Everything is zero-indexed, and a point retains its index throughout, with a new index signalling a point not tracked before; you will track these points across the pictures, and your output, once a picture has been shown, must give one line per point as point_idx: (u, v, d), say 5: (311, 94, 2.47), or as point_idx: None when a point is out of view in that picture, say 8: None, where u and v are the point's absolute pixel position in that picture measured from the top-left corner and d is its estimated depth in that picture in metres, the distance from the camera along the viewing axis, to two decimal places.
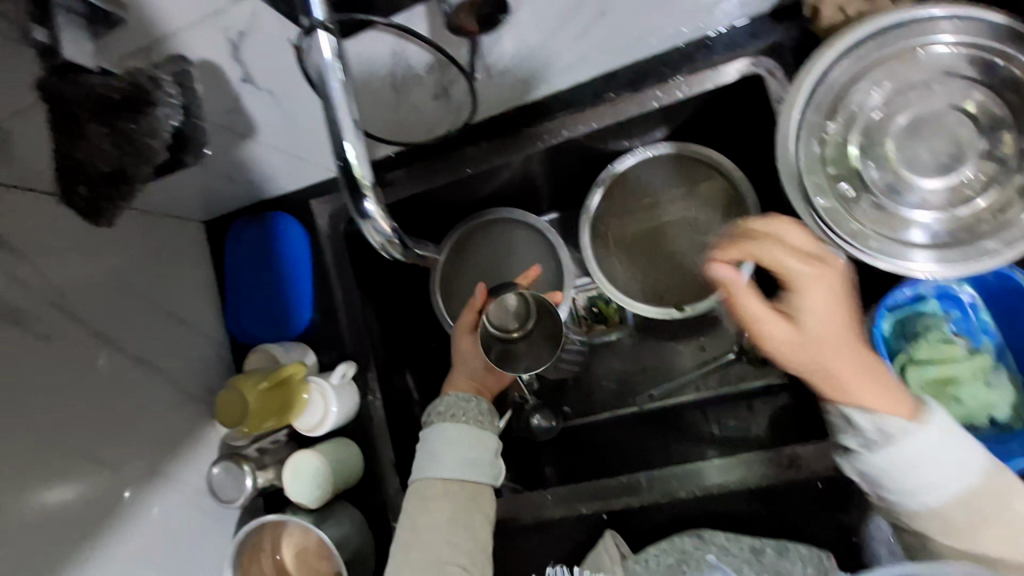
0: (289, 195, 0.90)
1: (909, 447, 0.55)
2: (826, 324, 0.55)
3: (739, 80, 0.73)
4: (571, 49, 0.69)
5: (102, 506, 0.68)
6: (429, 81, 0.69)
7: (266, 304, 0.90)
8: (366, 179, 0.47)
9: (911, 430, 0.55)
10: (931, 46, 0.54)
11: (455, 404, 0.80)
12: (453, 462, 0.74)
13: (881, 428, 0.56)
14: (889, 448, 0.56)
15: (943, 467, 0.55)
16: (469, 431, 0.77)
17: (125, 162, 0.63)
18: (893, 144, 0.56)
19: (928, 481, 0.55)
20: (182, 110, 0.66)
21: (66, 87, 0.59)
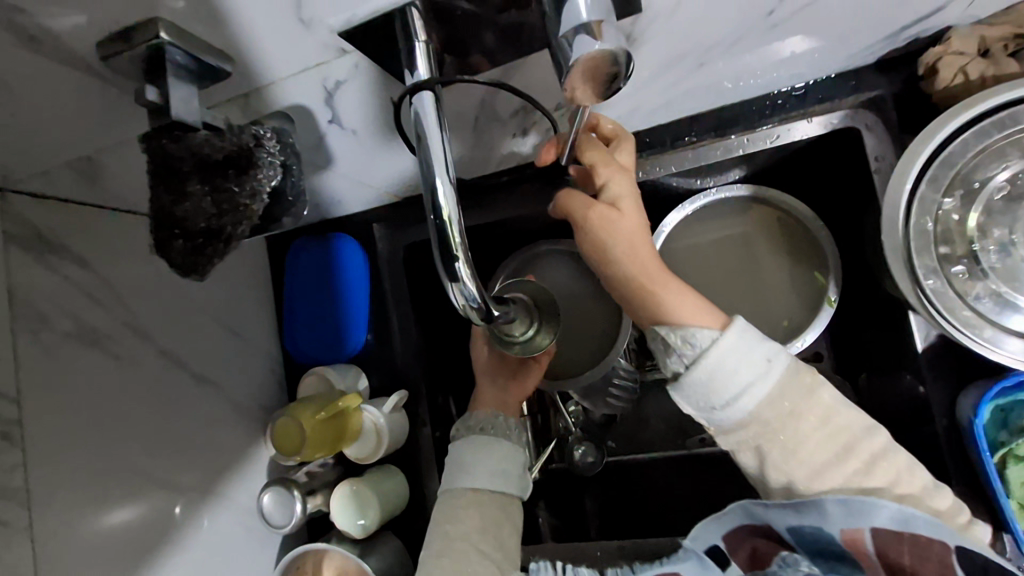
0: (352, 216, 0.89)
1: (756, 388, 0.55)
2: (626, 254, 0.61)
3: (833, 132, 0.69)
4: (661, 96, 0.66)
5: (160, 528, 0.68)
6: (512, 123, 0.66)
7: (321, 324, 0.89)
8: (457, 240, 0.46)
9: (759, 342, 0.57)
10: None
11: (481, 417, 0.74)
12: (480, 473, 0.69)
13: (738, 351, 0.55)
14: (750, 374, 0.55)
15: (740, 368, 0.55)
16: (498, 444, 0.72)
17: (222, 223, 0.56)
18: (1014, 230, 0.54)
19: (821, 421, 0.56)
20: (281, 170, 0.59)
21: (176, 150, 0.50)
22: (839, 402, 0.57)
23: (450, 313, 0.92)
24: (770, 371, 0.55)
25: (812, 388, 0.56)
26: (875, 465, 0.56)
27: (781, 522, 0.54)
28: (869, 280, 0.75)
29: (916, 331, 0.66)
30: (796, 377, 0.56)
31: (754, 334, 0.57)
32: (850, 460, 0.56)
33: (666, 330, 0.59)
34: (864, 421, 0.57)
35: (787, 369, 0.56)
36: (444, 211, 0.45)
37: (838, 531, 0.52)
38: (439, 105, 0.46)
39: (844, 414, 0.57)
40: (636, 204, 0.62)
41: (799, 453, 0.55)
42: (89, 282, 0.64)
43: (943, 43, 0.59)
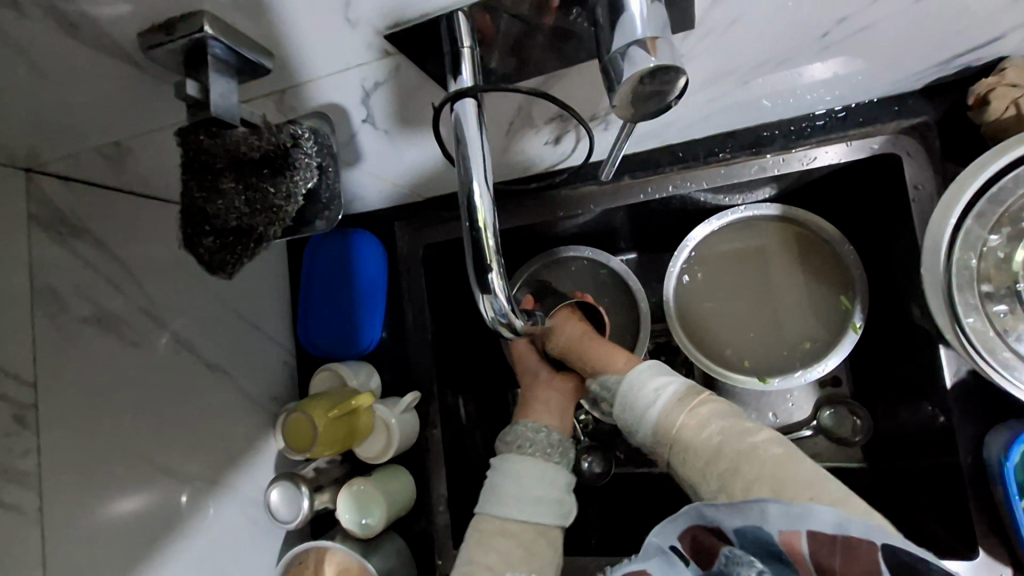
0: (374, 212, 0.89)
1: (653, 408, 0.63)
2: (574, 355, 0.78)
3: (873, 158, 0.67)
4: (698, 110, 0.65)
5: (167, 517, 0.68)
6: (545, 131, 0.65)
7: (336, 317, 0.88)
8: (492, 252, 0.45)
9: (653, 377, 0.66)
10: None
11: (526, 433, 0.75)
12: (520, 497, 0.69)
13: (636, 386, 0.67)
14: (643, 400, 0.65)
15: (643, 395, 0.65)
16: (537, 468, 0.71)
17: (254, 224, 0.54)
18: None
19: (697, 427, 0.60)
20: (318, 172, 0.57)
21: (214, 145, 0.50)
22: (719, 415, 0.61)
23: (465, 314, 0.91)
24: (660, 397, 0.64)
25: (691, 408, 0.62)
26: (746, 460, 0.56)
27: (726, 521, 0.49)
28: (898, 308, 0.74)
29: (945, 366, 0.65)
30: (679, 404, 0.63)
31: (650, 372, 0.67)
32: (730, 467, 0.56)
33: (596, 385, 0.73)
34: (741, 427, 0.59)
35: (676, 396, 0.63)
36: (480, 219, 0.45)
37: (776, 533, 0.46)
38: (480, 112, 0.45)
39: (721, 423, 0.60)
40: None
41: (682, 460, 0.61)
42: (108, 266, 0.63)
43: (997, 74, 0.58)
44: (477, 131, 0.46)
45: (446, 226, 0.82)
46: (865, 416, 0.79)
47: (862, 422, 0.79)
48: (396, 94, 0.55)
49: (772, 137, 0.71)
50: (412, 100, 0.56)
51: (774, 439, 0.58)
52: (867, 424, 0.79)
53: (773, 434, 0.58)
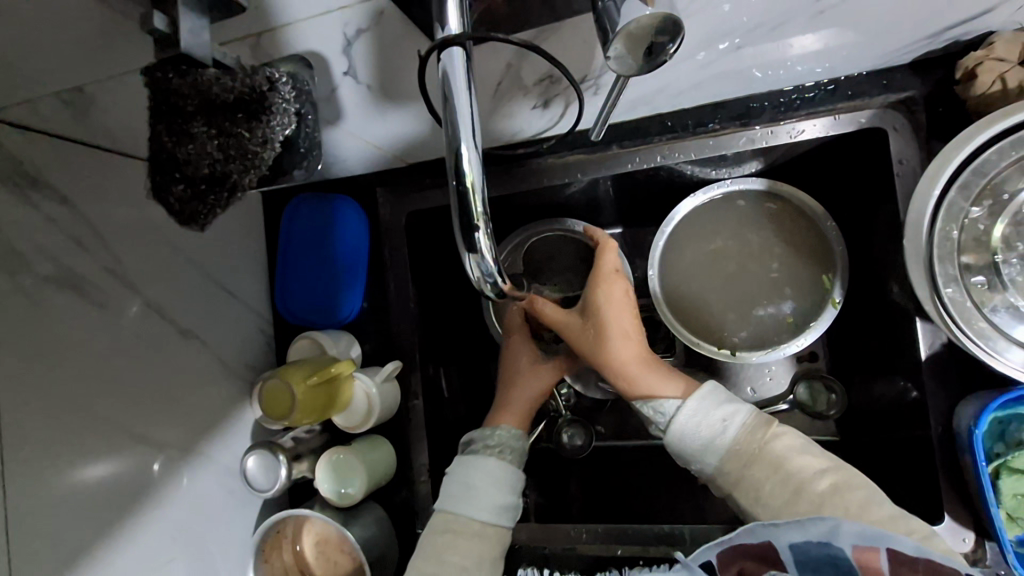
0: (356, 179, 0.87)
1: (716, 444, 0.61)
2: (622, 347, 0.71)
3: (859, 132, 0.67)
4: (690, 76, 0.65)
5: (139, 484, 0.66)
6: (534, 94, 0.64)
7: (316, 284, 0.86)
8: (478, 204, 0.44)
9: (716, 405, 0.63)
10: None
11: (507, 440, 0.74)
12: (494, 504, 0.68)
13: (698, 417, 0.63)
14: (709, 434, 0.62)
15: (710, 424, 0.62)
16: (515, 476, 0.71)
17: (227, 171, 0.52)
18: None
19: (773, 469, 0.59)
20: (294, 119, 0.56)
21: (181, 85, 0.48)
22: (795, 452, 0.59)
23: (447, 285, 0.90)
24: (725, 430, 0.61)
25: (761, 447, 0.60)
26: (828, 500, 0.56)
27: (785, 537, 0.49)
28: (876, 284, 0.75)
29: (921, 339, 0.66)
30: (749, 439, 0.61)
31: (710, 401, 0.64)
32: (824, 492, 0.57)
33: (641, 403, 0.68)
34: (819, 464, 0.59)
35: (745, 427, 0.61)
36: (468, 178, 0.43)
37: (850, 550, 0.47)
38: (469, 63, 0.43)
39: (797, 459, 0.59)
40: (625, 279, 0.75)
41: (754, 492, 0.59)
42: (74, 225, 0.60)
43: (985, 48, 0.58)
44: (465, 80, 0.43)
45: (429, 193, 0.80)
46: (840, 392, 0.80)
47: (838, 398, 0.81)
48: (378, 43, 0.55)
49: (761, 109, 0.71)
50: (395, 49, 0.56)
51: (851, 479, 0.57)
52: (842, 398, 0.80)
53: (845, 471, 0.58)
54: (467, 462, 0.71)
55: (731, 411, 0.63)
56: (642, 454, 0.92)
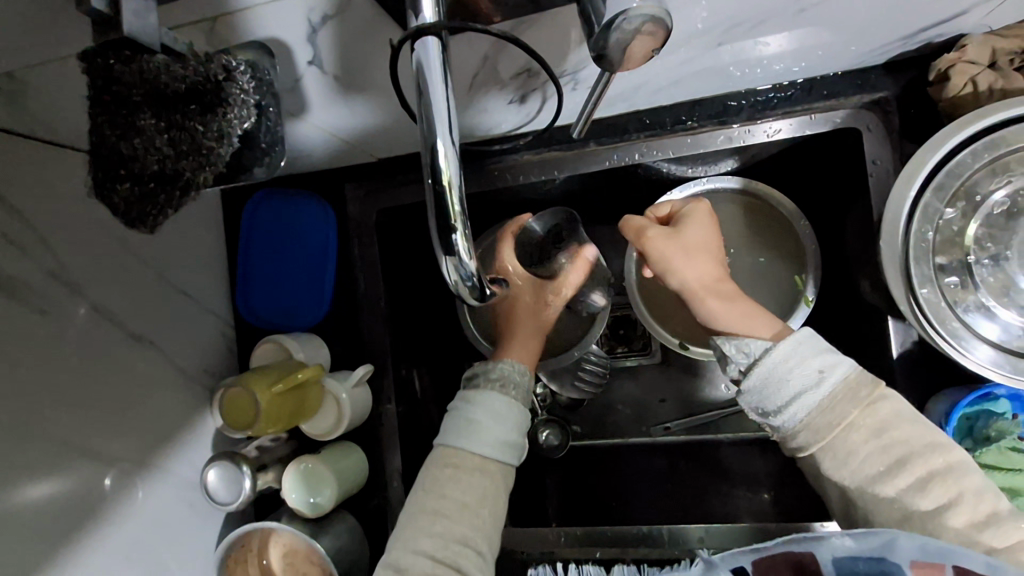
0: (321, 173, 0.83)
1: (806, 397, 0.55)
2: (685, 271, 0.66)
3: (832, 132, 0.67)
4: (668, 73, 0.63)
5: (86, 502, 0.61)
6: (512, 87, 0.61)
7: (280, 285, 0.82)
8: (456, 207, 0.41)
9: (812, 353, 0.57)
10: None
11: (511, 374, 0.69)
12: (498, 439, 0.65)
13: (789, 363, 0.56)
14: (800, 384, 0.56)
15: (804, 376, 0.56)
16: (516, 410, 0.67)
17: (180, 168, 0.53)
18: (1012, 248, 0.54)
19: (876, 433, 0.54)
20: (256, 113, 0.54)
21: (128, 74, 0.48)
22: (898, 419, 0.55)
23: (419, 285, 0.87)
24: (822, 382, 0.55)
25: (866, 404, 0.55)
26: (935, 481, 0.53)
27: (835, 550, 0.50)
28: (849, 284, 0.75)
29: (893, 338, 0.66)
30: (851, 394, 0.55)
31: (814, 346, 0.57)
32: (921, 471, 0.53)
33: (723, 339, 0.62)
34: (931, 437, 0.54)
35: (846, 382, 0.55)
36: (445, 176, 0.41)
37: (909, 565, 0.49)
38: (445, 54, 0.41)
39: (903, 427, 0.54)
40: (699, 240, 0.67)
41: (843, 460, 0.55)
42: (7, 222, 0.55)
43: (957, 50, 0.59)
44: (440, 70, 0.41)
45: (399, 190, 0.77)
46: None
47: None
48: (347, 32, 0.52)
49: (739, 107, 0.70)
50: (364, 37, 0.53)
51: (951, 466, 0.53)
52: None
53: (946, 455, 0.54)
54: (467, 398, 0.68)
55: (831, 361, 0.56)
56: (617, 455, 0.92)
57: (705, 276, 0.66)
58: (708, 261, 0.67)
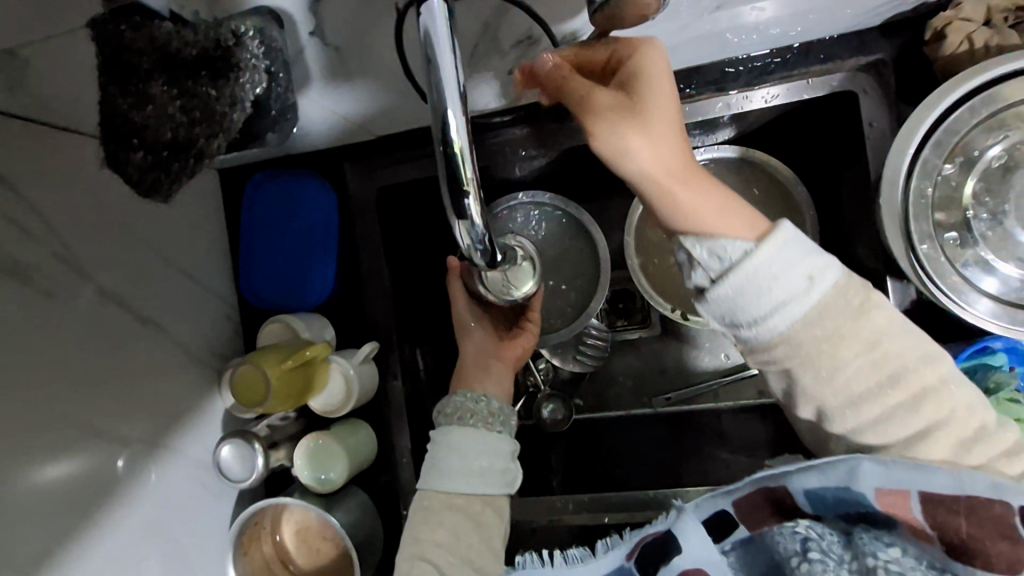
0: (319, 152, 0.83)
1: (790, 305, 0.51)
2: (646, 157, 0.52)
3: (828, 96, 0.67)
4: (667, 39, 0.64)
5: (102, 482, 0.61)
6: (512, 58, 0.62)
7: (283, 265, 0.82)
8: (467, 174, 0.42)
9: (800, 254, 0.51)
10: None
11: (465, 404, 0.71)
12: (465, 470, 0.66)
13: (772, 266, 0.51)
14: (786, 292, 0.51)
15: (790, 280, 0.51)
16: (479, 438, 0.68)
17: (192, 137, 0.53)
18: (1010, 201, 0.55)
19: (908, 401, 0.51)
20: (265, 77, 0.56)
21: (137, 38, 0.50)
22: (925, 381, 0.52)
23: (420, 264, 0.87)
24: (811, 289, 0.51)
25: (887, 360, 0.51)
26: (975, 447, 0.51)
27: (799, 485, 0.51)
28: (845, 249, 0.77)
29: (890, 298, 0.68)
30: (848, 302, 0.51)
31: (800, 248, 0.52)
32: (957, 433, 0.51)
33: (692, 242, 0.54)
34: (959, 396, 0.52)
35: (837, 287, 0.51)
36: (456, 142, 0.41)
37: (872, 493, 0.49)
38: (450, 13, 0.41)
39: (934, 391, 0.52)
40: (661, 96, 0.52)
41: (874, 439, 0.53)
42: (10, 205, 0.54)
43: (952, 10, 0.60)
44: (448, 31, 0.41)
45: (399, 166, 0.78)
46: None
47: None
48: None
49: (737, 73, 0.70)
50: None
51: (985, 425, 0.52)
52: None
53: (974, 416, 0.52)
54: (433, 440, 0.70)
55: (823, 266, 0.51)
56: (620, 426, 0.93)
57: (667, 162, 0.53)
58: (673, 150, 0.53)
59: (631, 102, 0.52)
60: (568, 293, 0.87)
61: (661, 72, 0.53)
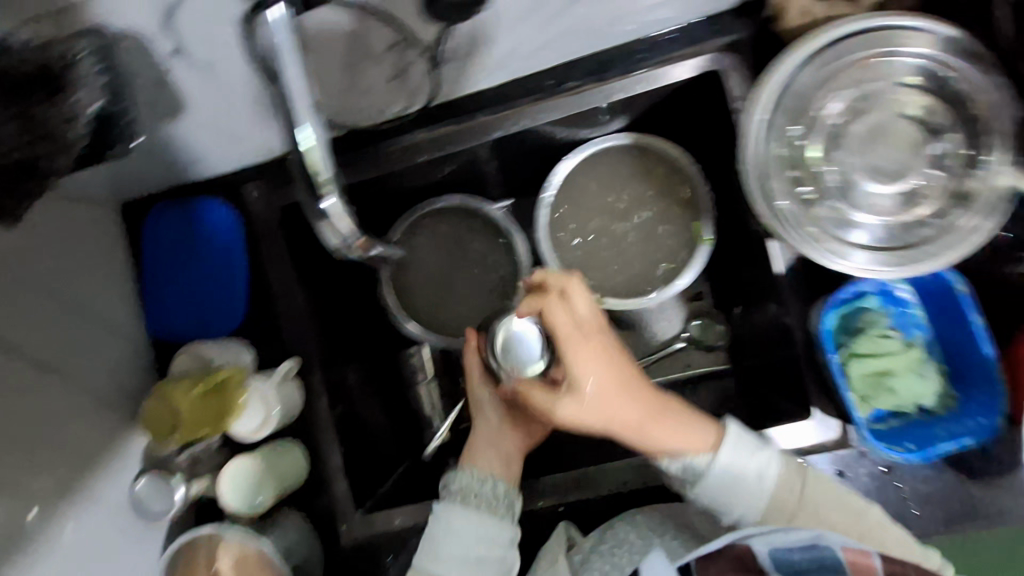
0: (219, 177, 0.82)
1: (767, 482, 0.63)
2: (597, 409, 0.63)
3: (696, 77, 0.72)
4: (539, 35, 0.69)
5: (12, 536, 0.58)
6: (388, 61, 0.65)
7: (192, 294, 0.82)
8: (322, 176, 0.46)
9: (751, 454, 0.64)
10: (893, 56, 0.59)
11: (471, 484, 0.70)
12: (464, 556, 0.65)
13: (736, 461, 0.63)
14: (749, 493, 0.62)
15: (745, 487, 0.62)
16: (484, 517, 0.67)
17: (38, 155, 0.49)
18: (850, 152, 0.62)
19: (818, 517, 0.62)
20: (106, 93, 0.55)
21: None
22: (827, 500, 0.63)
23: (337, 279, 0.87)
24: (763, 485, 0.63)
25: (803, 492, 0.63)
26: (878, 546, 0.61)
27: (764, 541, 0.53)
28: (738, 220, 0.82)
29: (776, 258, 0.73)
30: (787, 489, 0.63)
31: (743, 443, 0.64)
32: (855, 528, 0.62)
33: (668, 461, 0.64)
34: (857, 506, 0.63)
35: (779, 477, 0.63)
36: (309, 152, 0.44)
37: (842, 553, 0.51)
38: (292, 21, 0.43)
39: (830, 511, 0.63)
40: (592, 319, 0.65)
41: (782, 498, 0.63)
42: None
43: None
44: (289, 38, 0.43)
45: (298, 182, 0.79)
46: (726, 322, 0.88)
47: (727, 329, 0.87)
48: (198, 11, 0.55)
49: (613, 62, 0.75)
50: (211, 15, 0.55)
51: (889, 536, 0.62)
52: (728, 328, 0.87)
53: (872, 519, 0.63)
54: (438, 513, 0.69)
55: (766, 459, 0.63)
56: None
57: (609, 376, 0.63)
58: (611, 363, 0.64)
59: (576, 323, 0.64)
60: (491, 292, 0.89)
61: (590, 303, 0.66)
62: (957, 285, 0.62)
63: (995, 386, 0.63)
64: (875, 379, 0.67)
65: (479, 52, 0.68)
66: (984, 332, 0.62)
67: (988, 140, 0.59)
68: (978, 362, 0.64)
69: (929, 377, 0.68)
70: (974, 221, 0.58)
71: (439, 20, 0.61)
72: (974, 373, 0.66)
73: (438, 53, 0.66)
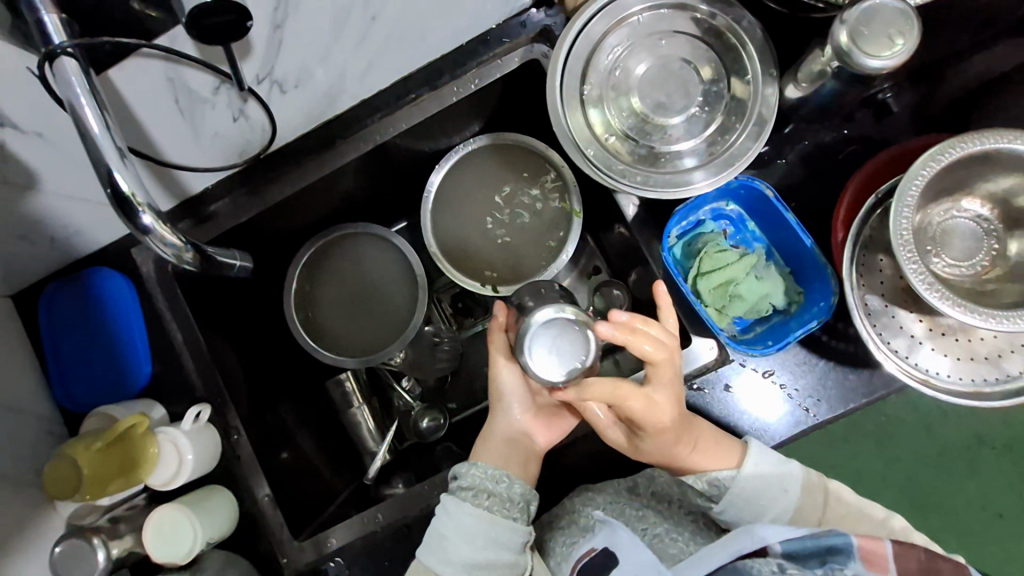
0: (108, 247, 0.86)
1: (790, 497, 0.73)
2: (654, 441, 0.72)
3: (521, 66, 0.81)
4: (360, 56, 0.73)
5: None
6: (221, 103, 0.69)
7: (97, 363, 0.84)
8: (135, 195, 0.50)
9: (779, 480, 0.73)
10: (636, 16, 0.77)
11: (482, 481, 0.72)
12: (470, 558, 0.69)
13: (756, 484, 0.72)
14: (773, 501, 0.73)
15: (772, 496, 0.73)
16: (492, 519, 0.70)
17: None
18: (638, 98, 0.79)
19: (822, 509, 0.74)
20: None
21: None
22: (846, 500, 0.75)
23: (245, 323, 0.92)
24: (787, 491, 0.73)
25: (824, 485, 0.75)
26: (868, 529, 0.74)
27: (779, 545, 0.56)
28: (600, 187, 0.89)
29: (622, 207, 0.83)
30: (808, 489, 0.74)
31: (774, 479, 0.73)
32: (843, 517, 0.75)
33: (693, 478, 0.74)
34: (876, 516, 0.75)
35: (801, 488, 0.74)
36: (123, 188, 0.50)
37: (859, 547, 0.54)
38: (83, 70, 0.51)
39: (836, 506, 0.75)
40: (670, 381, 0.69)
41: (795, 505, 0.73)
42: None
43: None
44: (84, 89, 0.51)
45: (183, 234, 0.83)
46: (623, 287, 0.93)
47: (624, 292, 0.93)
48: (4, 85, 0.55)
49: (442, 72, 0.83)
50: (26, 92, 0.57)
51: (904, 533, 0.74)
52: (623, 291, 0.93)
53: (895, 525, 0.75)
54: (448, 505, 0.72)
55: (794, 480, 0.73)
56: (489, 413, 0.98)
57: (671, 437, 0.71)
58: (675, 427, 0.70)
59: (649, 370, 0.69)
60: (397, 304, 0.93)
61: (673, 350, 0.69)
62: (765, 191, 0.80)
63: (822, 269, 0.79)
64: (725, 290, 0.82)
65: (305, 81, 0.73)
66: (800, 227, 0.80)
67: (742, 62, 0.77)
68: (803, 252, 0.81)
69: (767, 279, 0.83)
70: (749, 130, 0.76)
71: (253, 60, 0.65)
72: (804, 261, 0.82)
73: (267, 90, 0.71)
